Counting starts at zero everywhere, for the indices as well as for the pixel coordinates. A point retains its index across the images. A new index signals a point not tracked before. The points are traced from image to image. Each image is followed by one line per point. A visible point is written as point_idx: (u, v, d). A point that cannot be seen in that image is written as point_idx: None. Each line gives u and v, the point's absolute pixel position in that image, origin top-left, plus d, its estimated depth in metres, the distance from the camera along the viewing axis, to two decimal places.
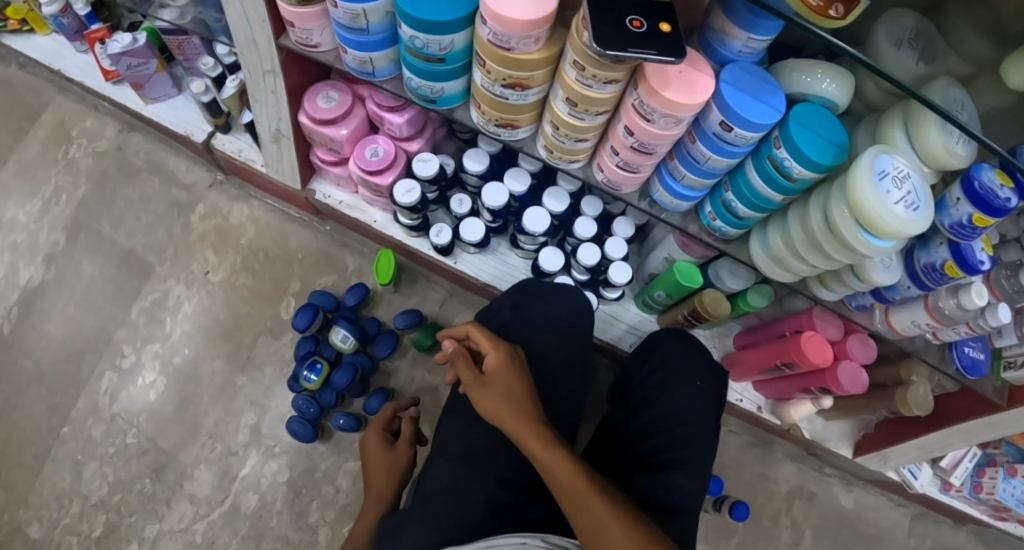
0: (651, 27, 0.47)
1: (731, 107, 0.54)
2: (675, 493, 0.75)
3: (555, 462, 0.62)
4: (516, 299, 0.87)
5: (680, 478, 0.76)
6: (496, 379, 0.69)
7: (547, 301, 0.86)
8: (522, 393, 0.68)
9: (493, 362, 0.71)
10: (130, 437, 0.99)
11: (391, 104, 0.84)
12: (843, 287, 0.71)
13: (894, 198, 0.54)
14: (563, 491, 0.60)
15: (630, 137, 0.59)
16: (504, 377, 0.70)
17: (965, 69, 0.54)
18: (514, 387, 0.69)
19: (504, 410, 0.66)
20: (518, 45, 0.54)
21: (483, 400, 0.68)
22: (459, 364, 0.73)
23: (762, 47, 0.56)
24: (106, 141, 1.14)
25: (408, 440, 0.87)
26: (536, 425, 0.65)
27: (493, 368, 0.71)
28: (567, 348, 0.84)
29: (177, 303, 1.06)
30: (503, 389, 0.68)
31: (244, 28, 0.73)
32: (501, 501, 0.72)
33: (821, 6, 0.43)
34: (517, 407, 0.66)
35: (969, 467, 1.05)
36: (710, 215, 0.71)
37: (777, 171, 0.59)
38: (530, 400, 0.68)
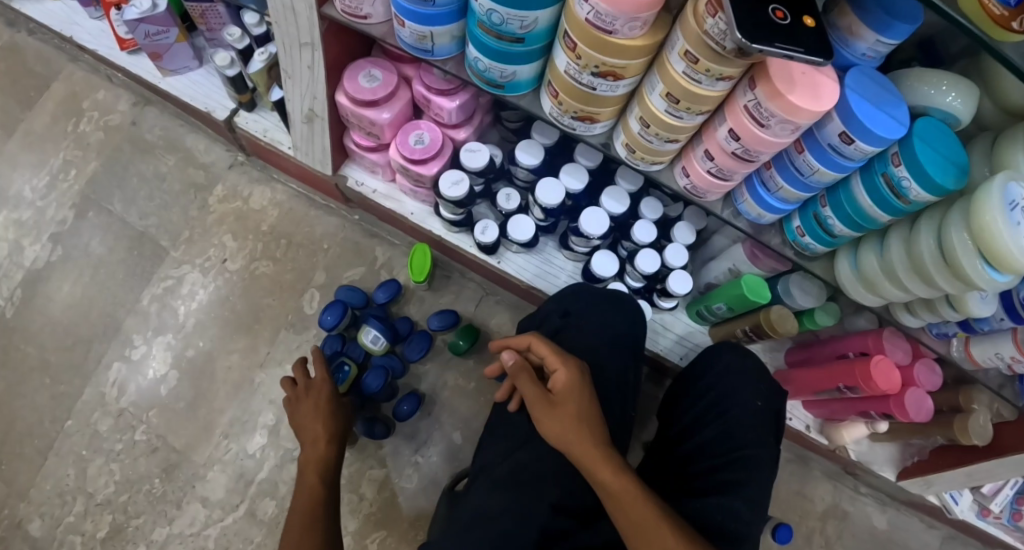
0: (794, 20, 0.44)
1: (856, 116, 0.49)
2: (737, 521, 0.69)
3: (625, 495, 0.56)
4: (567, 305, 0.82)
5: (741, 504, 0.70)
6: (565, 398, 0.62)
7: (603, 309, 0.80)
8: (589, 416, 0.61)
9: (561, 380, 0.64)
10: (139, 433, 0.93)
11: (442, 87, 0.77)
12: (931, 315, 0.67)
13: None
14: (632, 529, 0.55)
15: (734, 142, 0.56)
16: (574, 397, 0.62)
17: None
18: (585, 407, 0.62)
19: (574, 434, 0.59)
20: (621, 28, 0.49)
21: (550, 422, 0.61)
22: (521, 380, 0.66)
23: (886, 52, 0.52)
24: (119, 115, 1.05)
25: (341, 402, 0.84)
26: (607, 452, 0.59)
27: (562, 387, 0.63)
28: (622, 359, 0.79)
29: (192, 291, 0.98)
30: (571, 411, 0.61)
31: None
32: (555, 526, 0.66)
33: (1004, 16, 0.39)
34: (587, 432, 0.60)
35: (1009, 494, 1.01)
36: (798, 230, 0.67)
37: (890, 189, 0.54)
38: (599, 424, 0.62)
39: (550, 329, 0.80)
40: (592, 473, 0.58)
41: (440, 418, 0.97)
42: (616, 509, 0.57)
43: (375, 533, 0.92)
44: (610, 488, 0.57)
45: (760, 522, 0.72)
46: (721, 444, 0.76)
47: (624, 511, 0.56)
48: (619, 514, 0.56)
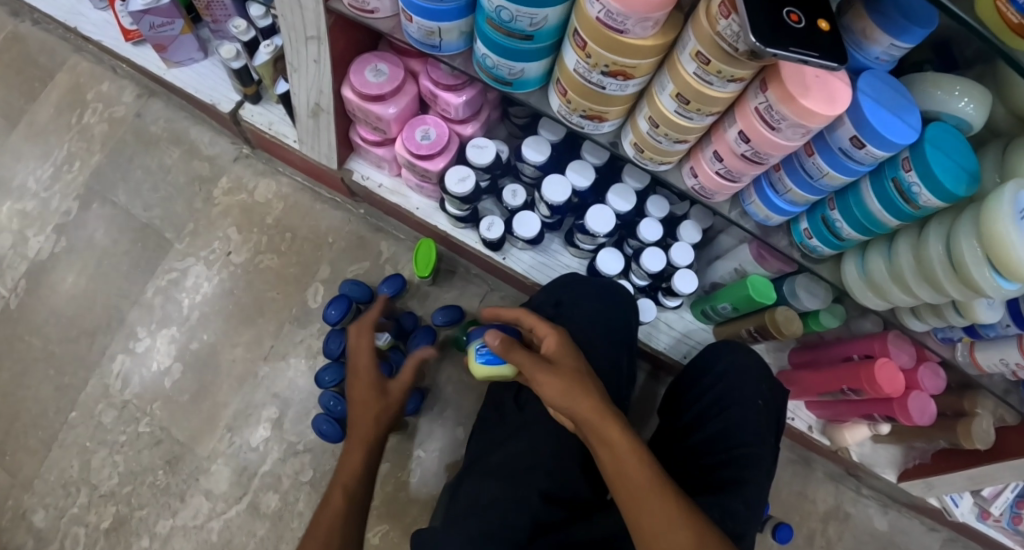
0: (810, 23, 0.43)
1: (868, 121, 0.49)
2: (732, 519, 0.68)
3: (631, 451, 0.54)
4: (558, 294, 0.82)
5: (736, 504, 0.69)
6: (561, 358, 0.62)
7: (597, 300, 0.80)
8: (588, 373, 0.61)
9: (553, 342, 0.64)
10: (143, 425, 0.93)
11: (450, 83, 0.77)
12: (938, 319, 0.67)
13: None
14: (627, 489, 0.53)
15: (744, 144, 0.55)
16: (569, 356, 0.62)
17: None
18: (583, 366, 0.62)
19: (578, 391, 0.57)
20: (633, 28, 0.49)
21: (548, 376, 0.59)
22: (511, 350, 0.62)
23: (901, 56, 0.52)
24: (124, 107, 1.05)
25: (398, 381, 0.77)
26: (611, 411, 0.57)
27: (554, 350, 0.63)
28: (617, 352, 0.79)
29: (197, 283, 0.98)
30: (568, 368, 0.60)
31: None
32: (545, 517, 0.67)
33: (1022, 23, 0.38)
34: (590, 390, 0.58)
35: (1009, 498, 1.01)
36: (806, 232, 0.67)
37: (900, 195, 0.54)
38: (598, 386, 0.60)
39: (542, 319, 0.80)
40: (599, 433, 0.55)
41: (443, 413, 0.98)
42: (613, 468, 0.54)
43: (377, 527, 0.92)
44: (610, 447, 0.55)
45: (756, 521, 0.71)
46: (720, 442, 0.76)
47: (623, 472, 0.53)
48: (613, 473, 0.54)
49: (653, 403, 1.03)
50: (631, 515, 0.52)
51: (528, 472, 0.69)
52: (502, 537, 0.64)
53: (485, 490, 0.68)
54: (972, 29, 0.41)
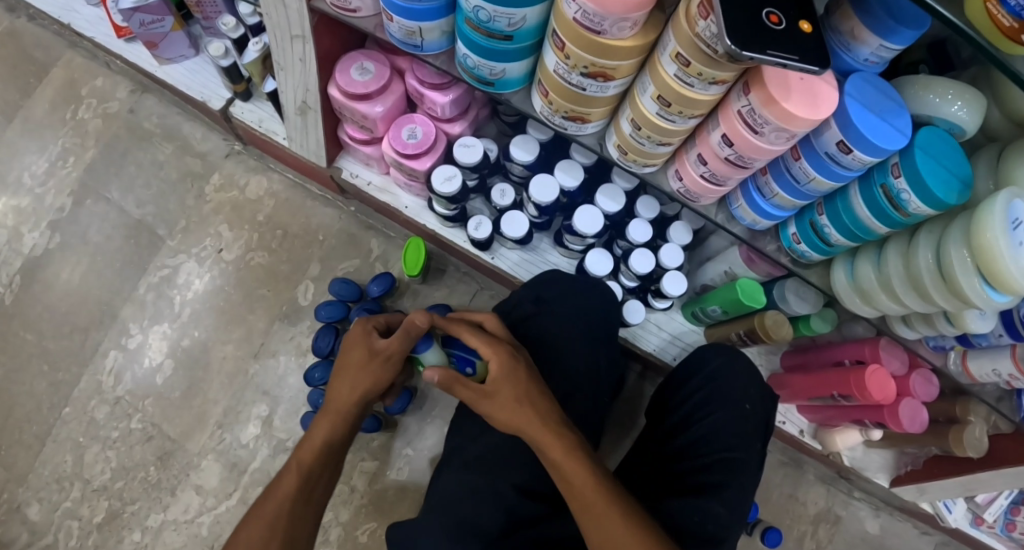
0: (790, 24, 0.41)
1: (855, 125, 0.47)
2: (710, 521, 0.69)
3: (573, 471, 0.55)
4: (539, 290, 0.78)
5: (716, 506, 0.70)
6: (500, 388, 0.58)
7: (575, 297, 0.78)
8: (529, 404, 0.57)
9: (495, 369, 0.59)
10: (135, 421, 0.94)
11: (436, 81, 0.76)
12: (929, 329, 0.65)
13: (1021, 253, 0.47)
14: (577, 506, 0.54)
15: (727, 148, 0.54)
16: (511, 382, 0.58)
17: None
18: (522, 394, 0.58)
19: (517, 419, 0.57)
20: (611, 29, 0.47)
21: (489, 412, 0.58)
22: (452, 385, 0.59)
23: (890, 57, 0.50)
24: (117, 103, 1.05)
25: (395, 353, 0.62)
26: (553, 436, 0.56)
27: (495, 377, 0.58)
28: (597, 350, 0.77)
29: (188, 280, 0.99)
30: (506, 398, 0.57)
31: None
32: (520, 512, 0.66)
33: (1014, 28, 0.37)
34: (531, 417, 0.57)
35: (1003, 504, 1.00)
36: (794, 237, 0.65)
37: (889, 201, 0.52)
38: (544, 407, 0.58)
39: (519, 314, 0.76)
40: (546, 456, 0.56)
41: (432, 412, 0.98)
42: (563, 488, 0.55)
43: (366, 524, 0.93)
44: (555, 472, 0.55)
45: (739, 525, 0.71)
46: (706, 445, 0.75)
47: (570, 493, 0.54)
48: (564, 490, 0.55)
49: (640, 403, 1.02)
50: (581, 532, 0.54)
51: (501, 467, 0.68)
52: (475, 527, 0.64)
53: (458, 486, 0.67)
54: (961, 34, 0.40)
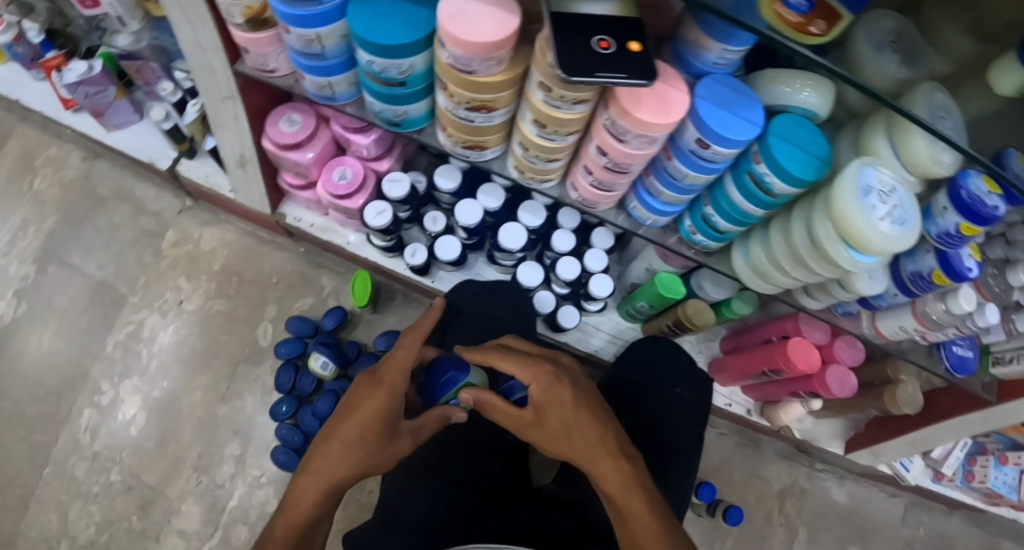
0: (619, 47, 0.47)
1: (707, 123, 0.52)
2: None
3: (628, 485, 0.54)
4: (453, 299, 0.86)
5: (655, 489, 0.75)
6: (544, 406, 0.58)
7: (486, 300, 0.85)
8: (580, 422, 0.57)
9: (540, 394, 0.58)
10: (115, 474, 0.97)
11: (357, 126, 0.82)
12: (827, 297, 0.69)
13: (881, 214, 0.53)
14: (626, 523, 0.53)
15: (602, 157, 0.59)
16: (553, 402, 0.58)
17: (948, 68, 0.52)
18: (577, 418, 0.57)
19: (573, 438, 0.57)
20: (479, 67, 0.55)
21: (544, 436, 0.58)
22: (494, 406, 0.61)
23: (736, 59, 0.55)
24: (71, 170, 1.10)
25: (416, 435, 0.62)
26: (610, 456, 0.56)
27: (538, 399, 0.59)
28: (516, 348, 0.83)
29: (153, 333, 1.03)
30: (558, 421, 0.58)
31: (197, 54, 0.71)
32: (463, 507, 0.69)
33: (802, 22, 0.42)
34: (584, 446, 0.56)
35: (961, 456, 1.07)
36: (690, 229, 0.69)
37: (757, 185, 0.57)
38: (596, 431, 0.57)
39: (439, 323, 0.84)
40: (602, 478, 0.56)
41: None
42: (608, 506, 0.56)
43: None
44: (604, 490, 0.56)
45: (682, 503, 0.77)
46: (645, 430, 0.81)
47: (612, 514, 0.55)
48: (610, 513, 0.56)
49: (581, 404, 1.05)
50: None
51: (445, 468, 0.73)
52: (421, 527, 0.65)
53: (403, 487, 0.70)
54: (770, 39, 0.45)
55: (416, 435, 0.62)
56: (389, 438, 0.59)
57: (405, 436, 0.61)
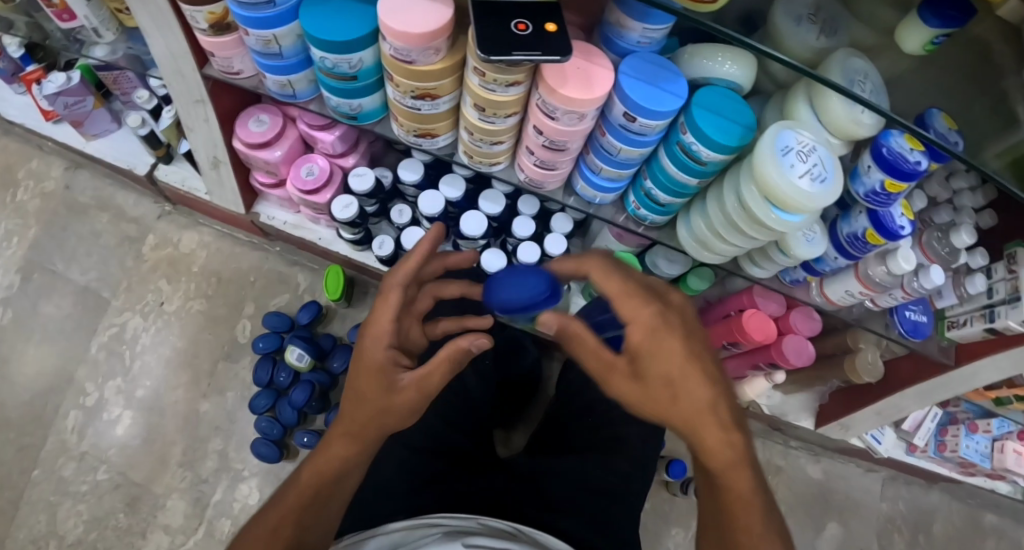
0: (537, 29, 0.52)
1: (631, 97, 0.55)
2: (613, 475, 0.77)
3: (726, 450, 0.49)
4: None
5: (619, 462, 0.79)
6: (649, 356, 0.48)
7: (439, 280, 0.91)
8: (694, 375, 0.47)
9: (638, 338, 0.48)
10: (101, 473, 0.99)
11: (321, 123, 0.85)
12: (771, 263, 0.72)
13: (799, 172, 0.55)
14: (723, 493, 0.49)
15: (540, 136, 0.63)
16: (669, 352, 0.47)
17: (871, 39, 0.56)
18: (685, 371, 0.47)
19: (680, 399, 0.47)
20: (418, 57, 0.58)
21: (640, 392, 0.48)
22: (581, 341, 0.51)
23: (658, 37, 0.58)
24: (53, 181, 1.13)
25: (424, 379, 0.55)
26: (710, 417, 0.48)
27: (637, 343, 0.48)
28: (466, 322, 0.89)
29: (136, 335, 1.06)
30: (657, 372, 0.48)
31: (167, 60, 0.74)
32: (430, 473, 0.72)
33: None
34: (693, 401, 0.47)
35: (931, 427, 1.09)
36: (634, 204, 0.73)
37: (686, 155, 0.60)
38: (704, 393, 0.47)
39: None
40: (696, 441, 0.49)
41: None
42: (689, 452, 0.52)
43: None
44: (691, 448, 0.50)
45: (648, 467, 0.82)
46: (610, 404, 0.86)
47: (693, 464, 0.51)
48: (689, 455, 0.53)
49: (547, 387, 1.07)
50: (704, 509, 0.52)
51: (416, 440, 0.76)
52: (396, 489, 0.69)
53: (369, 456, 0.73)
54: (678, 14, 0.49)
55: (424, 378, 0.55)
56: (392, 385, 0.55)
57: (410, 383, 0.55)
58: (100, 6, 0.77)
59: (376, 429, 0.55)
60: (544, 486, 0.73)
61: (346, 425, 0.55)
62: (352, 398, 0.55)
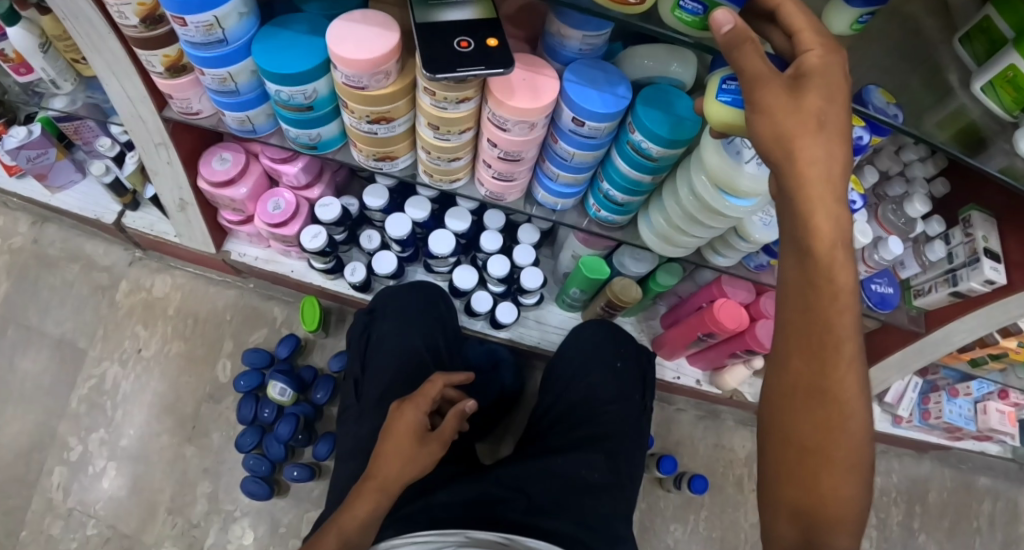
0: (479, 45, 0.54)
1: (577, 102, 0.57)
2: (592, 472, 0.78)
3: (846, 369, 0.43)
4: (372, 304, 0.93)
5: (596, 458, 0.79)
6: (819, 80, 0.39)
7: (402, 297, 0.91)
8: (840, 151, 0.39)
9: (818, 60, 0.39)
10: (90, 528, 0.97)
11: (284, 156, 0.86)
12: (733, 250, 0.73)
13: (747, 157, 0.56)
14: (807, 348, 0.43)
15: (494, 148, 0.64)
16: (831, 83, 0.39)
17: None
18: (835, 154, 0.39)
19: (824, 252, 0.40)
20: (370, 82, 0.59)
21: (786, 123, 0.38)
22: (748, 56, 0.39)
23: (599, 44, 0.60)
24: (20, 237, 1.13)
25: (445, 438, 0.66)
26: (850, 319, 0.42)
27: (816, 68, 0.39)
28: (432, 335, 0.90)
29: (116, 385, 1.05)
30: (841, 133, 0.39)
31: (126, 106, 0.75)
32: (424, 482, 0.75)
33: None
34: (841, 229, 0.40)
35: (914, 397, 1.11)
36: (594, 206, 0.74)
37: (637, 153, 0.61)
38: (851, 276, 0.41)
39: (360, 326, 0.91)
40: (821, 360, 0.42)
41: None
42: (779, 384, 0.45)
43: None
44: (803, 375, 0.44)
45: (636, 456, 0.84)
46: (588, 402, 0.88)
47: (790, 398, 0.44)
48: (772, 389, 0.46)
49: (526, 394, 1.08)
50: (774, 462, 0.46)
51: None
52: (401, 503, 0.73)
53: (351, 475, 0.73)
54: (614, 20, 0.51)
55: (446, 436, 0.66)
56: (422, 440, 0.65)
57: (435, 437, 0.65)
58: (55, 58, 0.78)
59: (403, 479, 0.62)
60: (528, 489, 0.74)
61: (377, 470, 0.62)
62: (387, 452, 0.63)
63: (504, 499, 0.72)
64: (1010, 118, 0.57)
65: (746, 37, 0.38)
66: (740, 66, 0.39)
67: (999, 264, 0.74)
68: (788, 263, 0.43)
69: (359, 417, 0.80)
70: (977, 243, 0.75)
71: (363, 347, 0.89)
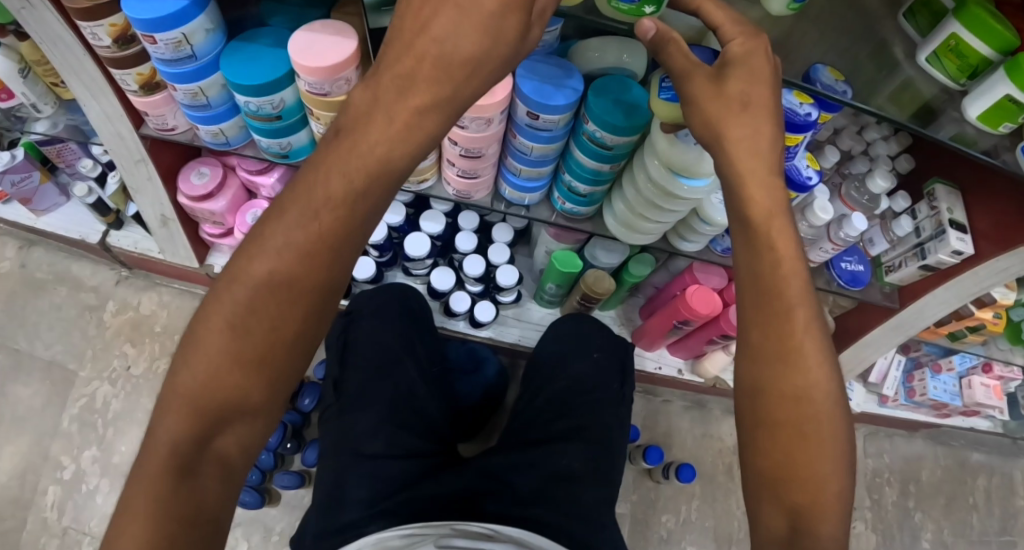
0: None
1: (530, 97, 0.58)
2: (573, 461, 0.78)
3: (797, 334, 0.45)
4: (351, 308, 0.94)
5: (576, 447, 0.80)
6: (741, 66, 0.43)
7: (378, 297, 0.93)
8: (767, 128, 0.44)
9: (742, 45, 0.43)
10: (85, 546, 0.98)
11: (259, 167, 0.88)
12: (698, 235, 0.75)
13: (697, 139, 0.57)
14: (759, 312, 0.46)
15: (456, 146, 0.66)
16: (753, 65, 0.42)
17: None
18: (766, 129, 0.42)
19: None
20: (332, 88, 0.61)
21: None
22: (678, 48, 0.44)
23: (550, 39, 0.62)
24: (8, 262, 1.14)
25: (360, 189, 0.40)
26: (798, 285, 0.45)
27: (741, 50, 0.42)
28: (406, 330, 0.91)
29: (106, 402, 1.07)
30: None
31: (103, 125, 0.77)
32: (409, 477, 0.74)
33: None
34: (774, 199, 0.45)
35: (898, 375, 1.12)
36: (560, 200, 0.76)
37: (594, 143, 0.63)
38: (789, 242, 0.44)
39: (339, 330, 0.92)
40: (774, 325, 0.45)
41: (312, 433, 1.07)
42: (743, 361, 0.47)
43: None
44: (761, 346, 0.46)
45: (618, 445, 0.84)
46: (567, 395, 0.88)
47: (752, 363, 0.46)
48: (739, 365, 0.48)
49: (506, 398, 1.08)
50: (745, 440, 0.47)
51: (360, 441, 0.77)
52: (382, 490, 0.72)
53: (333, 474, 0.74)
54: None
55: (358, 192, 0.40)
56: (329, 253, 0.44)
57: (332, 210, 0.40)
58: (35, 82, 0.81)
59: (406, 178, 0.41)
60: (512, 479, 0.75)
61: (353, 167, 0.42)
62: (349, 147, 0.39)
63: (493, 488, 0.73)
64: (958, 87, 0.59)
65: (669, 38, 0.44)
66: (670, 62, 0.45)
67: (965, 234, 0.75)
68: (736, 240, 0.47)
69: (341, 414, 0.81)
70: (942, 215, 0.76)
71: (340, 347, 0.90)
